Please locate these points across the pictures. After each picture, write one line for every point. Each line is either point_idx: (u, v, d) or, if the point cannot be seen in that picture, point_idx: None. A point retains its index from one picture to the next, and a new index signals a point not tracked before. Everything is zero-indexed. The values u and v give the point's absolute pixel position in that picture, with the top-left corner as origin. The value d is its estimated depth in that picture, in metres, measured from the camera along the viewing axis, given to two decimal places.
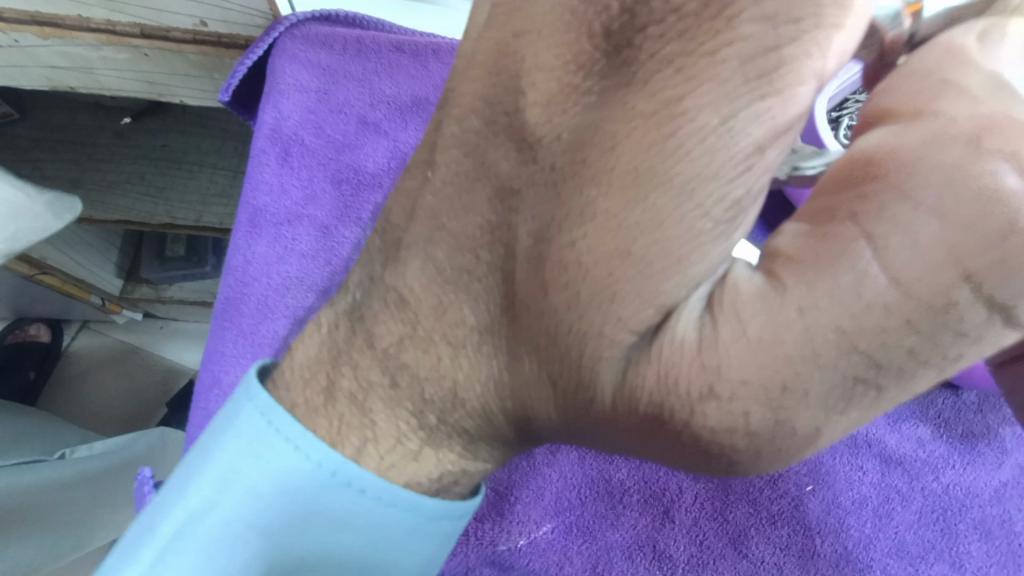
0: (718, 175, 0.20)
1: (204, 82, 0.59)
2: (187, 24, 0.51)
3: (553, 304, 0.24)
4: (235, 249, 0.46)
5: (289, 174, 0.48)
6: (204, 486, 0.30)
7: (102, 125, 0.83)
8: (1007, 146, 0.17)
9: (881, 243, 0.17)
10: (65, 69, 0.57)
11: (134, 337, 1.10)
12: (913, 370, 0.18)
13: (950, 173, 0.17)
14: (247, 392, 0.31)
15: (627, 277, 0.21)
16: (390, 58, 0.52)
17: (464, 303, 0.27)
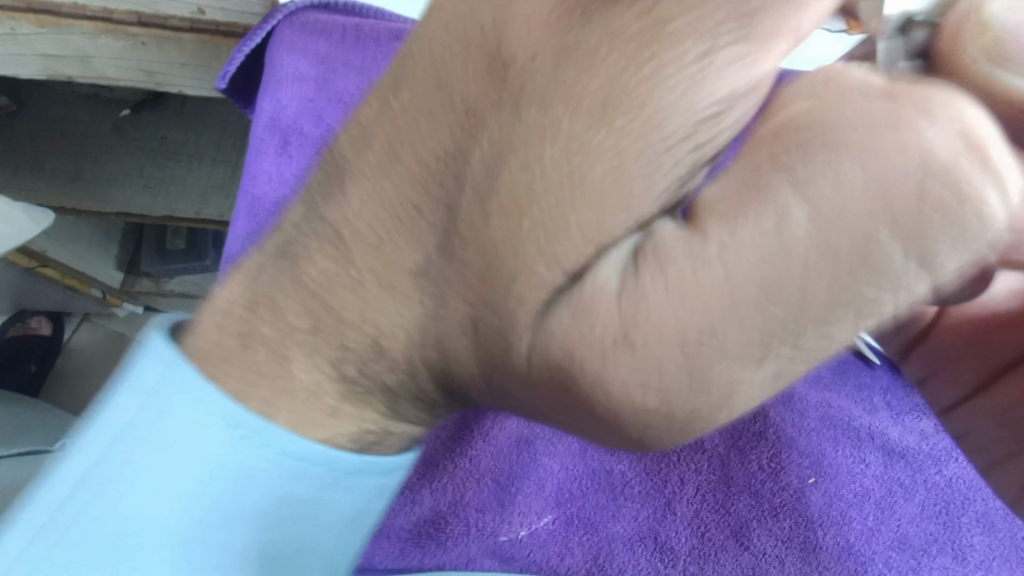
0: (680, 107, 0.17)
1: (201, 71, 0.58)
2: (185, 11, 0.53)
3: (491, 235, 0.21)
4: (234, 239, 0.46)
5: (288, 163, 0.48)
6: (101, 443, 0.28)
7: (98, 118, 0.83)
8: (932, 99, 0.15)
9: (807, 188, 0.15)
10: (62, 57, 0.55)
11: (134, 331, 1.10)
12: (819, 328, 0.16)
13: (891, 119, 0.15)
14: (150, 346, 0.28)
15: (574, 207, 0.19)
16: (389, 46, 0.51)
17: (398, 242, 0.23)
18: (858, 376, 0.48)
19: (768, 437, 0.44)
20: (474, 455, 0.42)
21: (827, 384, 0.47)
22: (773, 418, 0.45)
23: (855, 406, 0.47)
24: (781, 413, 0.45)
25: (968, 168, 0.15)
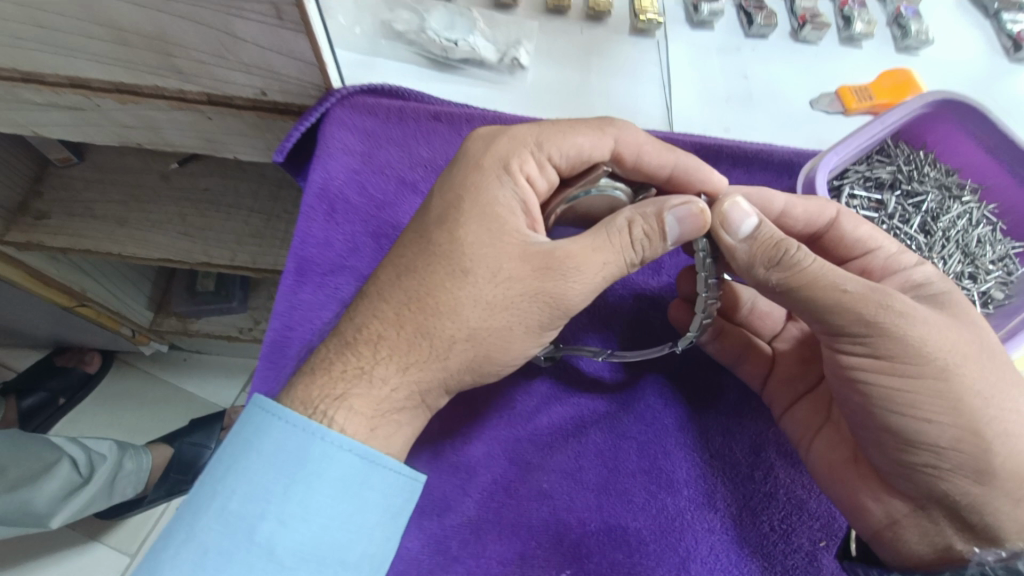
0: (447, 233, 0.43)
1: (257, 141, 0.66)
2: (249, 94, 0.59)
3: (431, 292, 0.42)
4: (279, 295, 0.49)
5: (335, 230, 0.51)
6: (239, 448, 0.39)
7: (150, 170, 0.99)
8: (437, 241, 0.43)
9: (472, 249, 0.43)
10: (135, 128, 0.65)
11: (164, 363, 1.34)
12: (477, 290, 0.42)
13: (453, 247, 0.43)
14: (274, 418, 0.39)
15: (436, 316, 0.42)
16: (427, 126, 0.56)
17: (429, 319, 0.42)
18: None
19: (779, 498, 0.46)
20: (497, 507, 0.44)
21: None
22: (783, 480, 0.46)
23: None
24: (789, 475, 0.47)
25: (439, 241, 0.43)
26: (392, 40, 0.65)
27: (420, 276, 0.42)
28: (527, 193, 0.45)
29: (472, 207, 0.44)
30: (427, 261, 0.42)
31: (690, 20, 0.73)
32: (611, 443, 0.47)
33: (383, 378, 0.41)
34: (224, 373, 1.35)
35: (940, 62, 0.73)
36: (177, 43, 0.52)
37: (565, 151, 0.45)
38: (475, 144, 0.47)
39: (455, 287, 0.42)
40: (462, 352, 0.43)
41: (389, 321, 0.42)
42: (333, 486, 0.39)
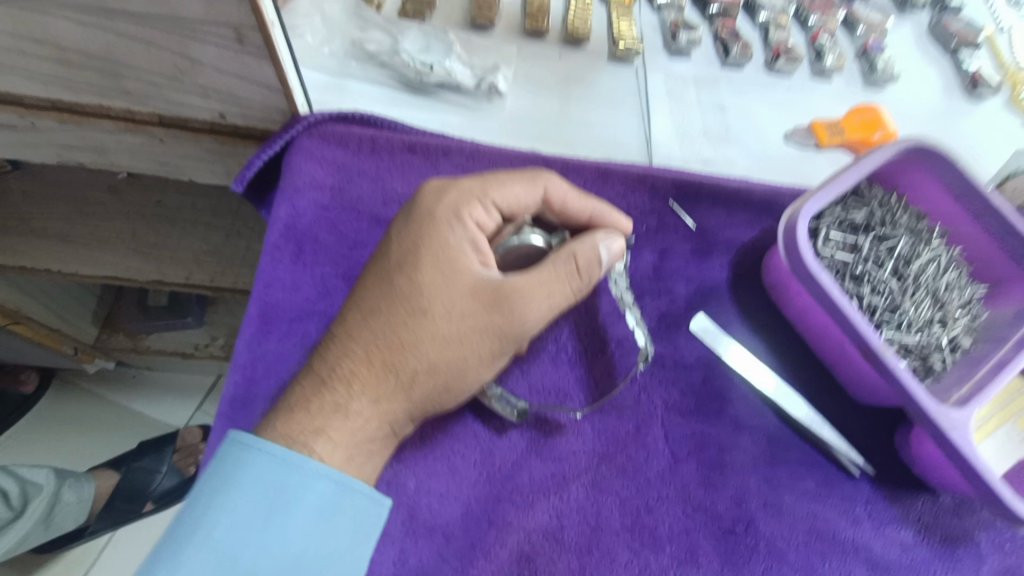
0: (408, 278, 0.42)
1: (215, 166, 0.61)
2: (207, 117, 0.54)
3: (398, 338, 0.41)
4: (241, 343, 0.46)
5: (303, 271, 0.48)
6: (213, 481, 0.36)
7: (95, 181, 0.91)
8: (396, 291, 0.42)
9: (435, 295, 0.42)
10: (76, 148, 0.59)
11: (111, 383, 1.25)
12: (448, 326, 0.41)
13: (415, 296, 0.41)
14: (253, 449, 0.37)
15: (405, 355, 0.41)
16: (402, 159, 0.53)
17: (397, 361, 0.41)
18: (843, 488, 0.48)
19: (761, 551, 0.45)
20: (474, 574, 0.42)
21: (815, 495, 0.48)
22: (764, 532, 0.46)
23: (840, 517, 0.47)
24: (771, 527, 0.46)
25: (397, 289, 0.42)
26: (363, 62, 0.62)
27: (378, 325, 0.41)
28: (476, 236, 0.43)
29: (429, 252, 0.42)
30: (387, 304, 0.41)
31: (668, 48, 0.72)
32: (592, 499, 0.45)
33: (357, 411, 0.40)
34: (176, 393, 1.27)
35: (905, 98, 0.76)
36: (124, 62, 0.47)
37: (512, 194, 0.45)
38: (425, 190, 0.45)
39: (421, 329, 0.41)
40: (424, 386, 0.41)
41: (348, 364, 0.40)
42: (315, 522, 0.37)
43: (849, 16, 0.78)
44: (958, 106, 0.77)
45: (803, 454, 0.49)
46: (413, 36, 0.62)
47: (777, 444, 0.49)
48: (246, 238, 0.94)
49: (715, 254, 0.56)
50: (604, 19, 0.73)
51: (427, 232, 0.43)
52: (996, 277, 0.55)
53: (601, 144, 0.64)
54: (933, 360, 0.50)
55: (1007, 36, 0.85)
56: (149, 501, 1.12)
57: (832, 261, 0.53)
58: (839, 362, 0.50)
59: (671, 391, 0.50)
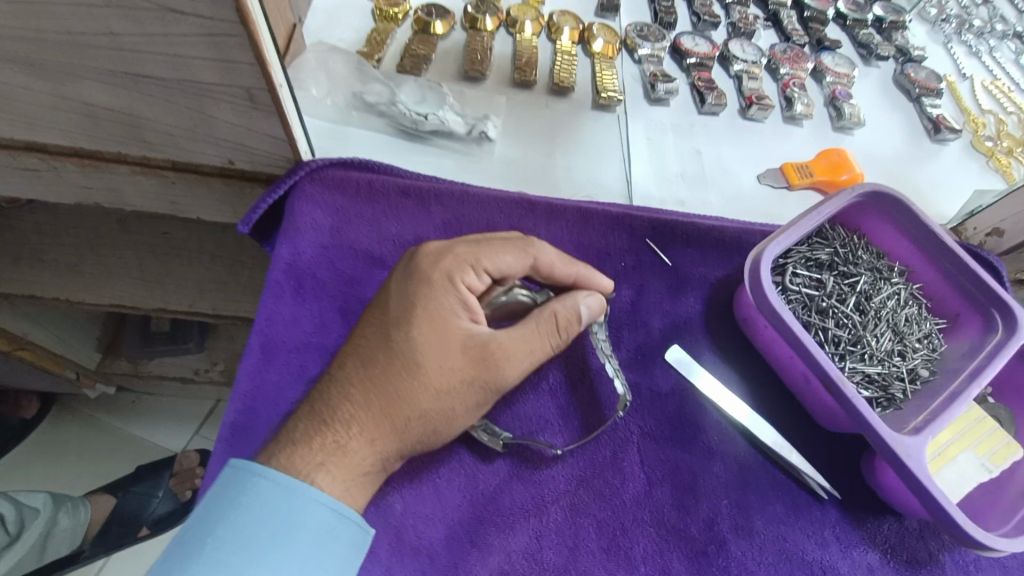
0: (402, 329, 0.45)
1: (223, 205, 0.66)
2: (216, 163, 0.59)
3: (391, 385, 0.44)
4: (242, 374, 0.49)
5: (303, 306, 0.52)
6: (218, 502, 0.40)
7: (106, 215, 0.96)
8: (390, 344, 0.45)
9: (426, 347, 0.45)
10: (94, 189, 0.64)
11: (110, 409, 1.27)
12: (438, 378, 0.45)
13: (407, 349, 0.45)
14: (258, 471, 0.40)
15: (399, 404, 0.44)
16: (397, 202, 0.58)
17: (390, 410, 0.44)
18: (811, 511, 0.51)
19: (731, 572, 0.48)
20: None
21: (784, 519, 0.50)
22: (734, 554, 0.48)
23: (808, 540, 0.50)
24: (741, 549, 0.49)
25: (393, 343, 0.45)
26: (364, 111, 0.67)
27: (374, 375, 0.44)
28: (468, 299, 0.47)
29: (423, 308, 0.46)
30: (385, 357, 0.44)
31: (649, 96, 0.78)
32: (571, 522, 0.48)
33: (356, 449, 0.43)
34: (175, 418, 1.29)
35: (870, 141, 0.81)
36: (144, 116, 0.52)
37: (503, 263, 0.49)
38: (420, 252, 0.49)
39: (415, 379, 0.44)
40: (415, 431, 0.45)
41: (347, 411, 0.43)
42: (312, 537, 0.40)
43: (818, 65, 0.85)
44: (922, 148, 0.82)
45: (772, 479, 0.52)
46: (408, 90, 0.68)
47: (747, 470, 0.52)
48: (248, 267, 0.98)
49: (688, 289, 0.60)
50: (588, 70, 0.79)
51: (422, 289, 0.47)
52: (953, 312, 0.58)
53: (585, 186, 0.69)
54: (893, 391, 0.53)
55: (968, 83, 0.92)
56: (145, 524, 1.12)
57: (799, 296, 0.57)
58: (806, 392, 0.54)
59: (646, 419, 0.53)
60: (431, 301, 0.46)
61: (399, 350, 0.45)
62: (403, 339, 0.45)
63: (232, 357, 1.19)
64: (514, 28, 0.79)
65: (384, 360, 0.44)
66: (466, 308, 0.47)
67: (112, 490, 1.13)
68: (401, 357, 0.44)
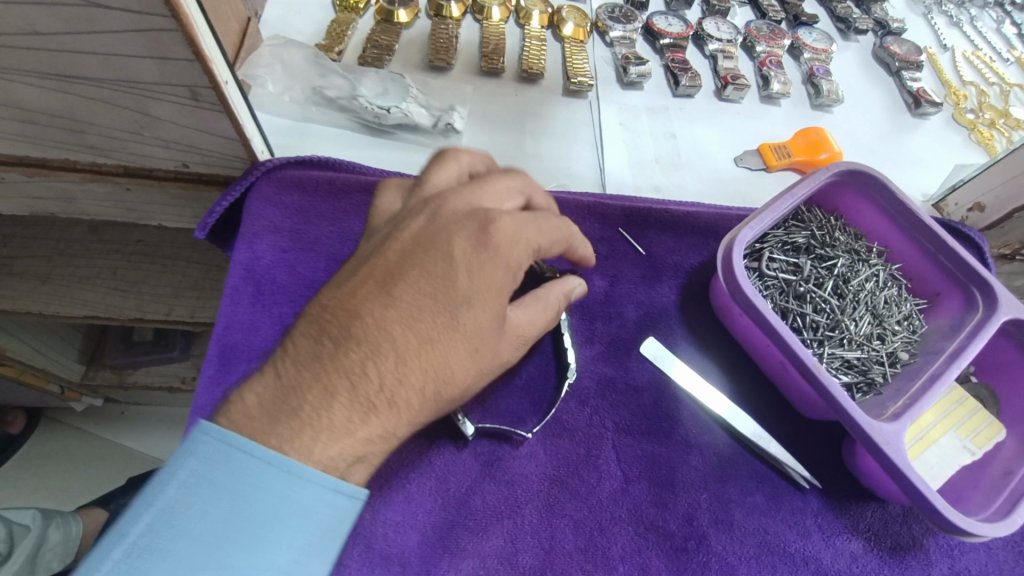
0: (361, 272, 0.44)
1: (183, 210, 0.63)
2: (170, 166, 0.57)
3: (353, 323, 0.41)
4: (202, 386, 0.47)
5: (262, 312, 0.50)
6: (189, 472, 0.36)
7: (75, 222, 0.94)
8: (350, 289, 0.43)
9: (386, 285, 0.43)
10: (46, 199, 0.61)
11: (99, 420, 1.25)
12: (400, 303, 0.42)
13: (367, 290, 0.43)
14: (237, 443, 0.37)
15: (360, 337, 0.41)
16: (359, 200, 0.56)
17: (353, 346, 0.41)
18: (792, 501, 0.50)
19: (712, 567, 0.47)
20: None
21: (765, 510, 0.49)
22: (715, 548, 0.47)
23: (790, 530, 0.49)
24: (722, 543, 0.48)
25: (351, 289, 0.43)
26: (324, 106, 0.64)
27: (329, 328, 0.42)
28: (423, 233, 0.46)
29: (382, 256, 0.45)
30: (345, 301, 0.43)
31: (621, 81, 0.76)
32: (546, 522, 0.46)
33: (315, 403, 0.39)
34: (165, 427, 1.27)
35: (850, 118, 0.79)
36: (86, 121, 0.50)
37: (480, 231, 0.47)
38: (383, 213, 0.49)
39: (375, 307, 0.42)
40: (381, 379, 0.41)
41: (320, 394, 0.40)
42: (298, 513, 0.38)
43: (794, 42, 0.83)
44: (903, 124, 0.80)
45: (752, 469, 0.51)
46: (370, 82, 0.66)
47: (727, 462, 0.51)
48: (226, 272, 0.96)
49: (663, 279, 0.58)
50: (558, 55, 0.76)
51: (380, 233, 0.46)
52: (934, 291, 0.57)
53: (557, 175, 0.67)
54: (873, 375, 0.52)
55: (949, 55, 0.90)
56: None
57: (776, 281, 0.55)
58: (784, 379, 0.53)
59: (622, 413, 0.51)
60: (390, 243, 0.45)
61: (359, 291, 0.43)
62: (365, 283, 0.43)
63: None
64: (481, 14, 0.76)
65: (342, 301, 0.43)
66: (424, 235, 0.45)
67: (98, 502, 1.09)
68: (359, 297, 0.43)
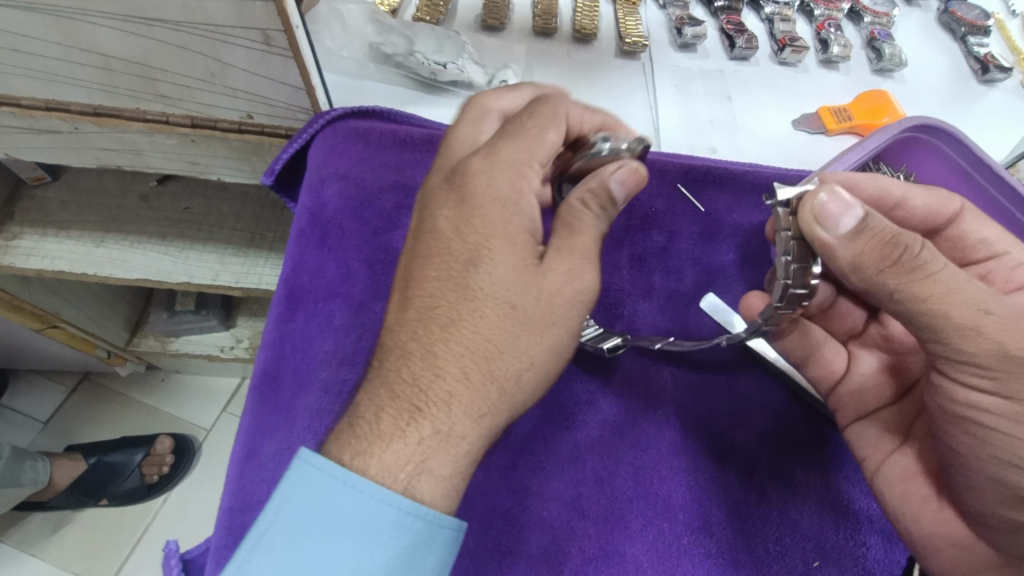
0: (478, 261, 0.41)
1: (243, 164, 0.65)
2: (234, 116, 0.57)
3: (461, 330, 0.40)
4: (272, 323, 0.49)
5: (328, 256, 0.51)
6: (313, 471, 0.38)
7: (128, 189, 0.87)
8: (499, 307, 0.40)
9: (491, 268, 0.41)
10: (115, 151, 0.63)
11: (134, 388, 1.15)
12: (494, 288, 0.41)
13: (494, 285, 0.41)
14: (310, 459, 0.38)
15: (463, 261, 0.41)
16: (420, 150, 0.55)
17: (475, 368, 0.40)
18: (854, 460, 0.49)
19: (773, 520, 0.46)
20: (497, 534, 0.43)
21: (827, 467, 0.48)
22: (776, 501, 0.47)
23: (853, 489, 0.48)
24: (783, 497, 0.47)
25: (499, 288, 0.41)
26: (381, 63, 0.65)
27: (464, 333, 0.40)
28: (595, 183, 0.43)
29: (462, 246, 0.42)
30: (482, 353, 0.40)
31: (675, 43, 0.74)
32: (607, 467, 0.47)
33: (448, 381, 0.39)
34: (195, 396, 1.15)
35: (912, 83, 0.76)
36: (161, 68, 0.51)
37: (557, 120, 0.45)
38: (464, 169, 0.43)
39: (483, 280, 0.41)
40: (493, 322, 0.40)
41: (422, 368, 0.40)
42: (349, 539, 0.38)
43: (854, 6, 0.80)
44: (968, 91, 0.77)
45: (813, 427, 0.50)
46: (425, 38, 0.66)
47: (788, 418, 0.50)
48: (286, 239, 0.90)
49: (720, 237, 0.57)
50: (611, 18, 0.75)
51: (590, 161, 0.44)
52: None
53: None
54: None
55: (1019, 21, 0.85)
56: (107, 496, 1.02)
57: None
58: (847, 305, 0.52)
59: (681, 366, 0.51)
60: (505, 241, 0.41)
61: (461, 320, 0.40)
62: (500, 323, 0.40)
63: (257, 331, 1.07)
64: None
65: (477, 328, 0.40)
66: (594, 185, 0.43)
67: (88, 453, 1.03)
68: (483, 309, 0.40)
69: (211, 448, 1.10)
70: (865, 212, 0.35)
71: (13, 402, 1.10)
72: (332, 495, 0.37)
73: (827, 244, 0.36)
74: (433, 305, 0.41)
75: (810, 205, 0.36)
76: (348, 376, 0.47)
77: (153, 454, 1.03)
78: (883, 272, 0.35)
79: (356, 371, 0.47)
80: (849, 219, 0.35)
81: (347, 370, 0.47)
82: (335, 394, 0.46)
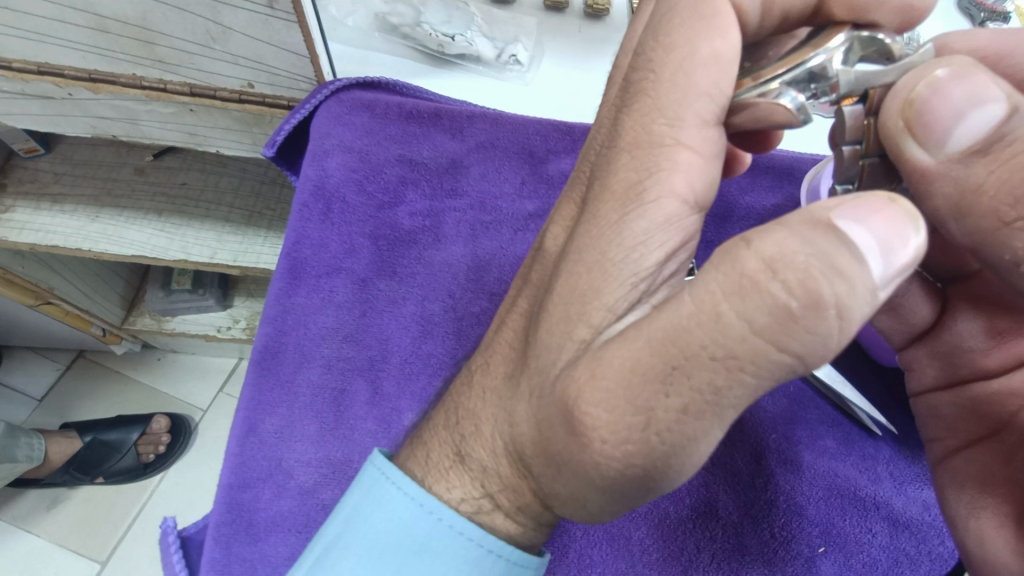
0: (573, 317, 0.28)
1: (244, 136, 0.63)
2: (234, 85, 0.55)
3: (524, 418, 0.31)
4: (273, 297, 0.48)
5: (331, 230, 0.50)
6: (389, 491, 0.34)
7: (122, 163, 0.85)
8: (562, 423, 0.27)
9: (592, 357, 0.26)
10: (111, 119, 0.61)
11: (131, 366, 1.13)
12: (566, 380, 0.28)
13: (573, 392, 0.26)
14: (389, 473, 0.35)
15: (559, 307, 0.29)
16: (428, 122, 0.54)
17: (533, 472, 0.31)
18: (863, 447, 0.48)
19: (779, 505, 0.46)
20: None
21: (836, 453, 0.48)
22: (783, 486, 0.46)
23: (860, 475, 0.47)
24: (790, 482, 0.46)
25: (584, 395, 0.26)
26: (387, 34, 0.63)
27: (538, 430, 0.29)
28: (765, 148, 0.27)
29: (564, 290, 0.29)
30: (544, 462, 0.30)
31: None
32: None
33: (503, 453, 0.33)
34: (192, 376, 1.14)
35: None
36: (160, 30, 0.49)
37: (712, 41, 0.28)
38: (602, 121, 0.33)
39: (558, 372, 0.28)
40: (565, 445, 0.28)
41: (491, 427, 0.33)
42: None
43: None
44: None
45: (821, 412, 0.49)
46: (434, 8, 0.64)
47: (797, 403, 0.50)
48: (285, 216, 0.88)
49: (733, 220, 0.56)
50: None
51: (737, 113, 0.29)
52: None
53: None
54: None
55: None
56: (103, 474, 1.01)
57: None
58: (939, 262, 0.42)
59: None
60: (612, 296, 0.28)
61: (537, 419, 0.29)
62: (566, 447, 0.27)
63: (255, 312, 1.05)
64: None
65: (542, 429, 0.29)
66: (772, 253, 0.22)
67: (82, 431, 1.02)
68: (558, 418, 0.28)
69: (207, 428, 1.09)
70: (1007, 106, 0.24)
71: (8, 378, 1.09)
72: (411, 521, 0.34)
73: (925, 167, 0.26)
74: (533, 373, 0.30)
75: (906, 106, 0.26)
76: (352, 352, 0.46)
77: (149, 432, 1.02)
78: (1012, 225, 0.25)
79: (359, 347, 0.46)
80: (977, 121, 0.25)
81: (350, 346, 0.46)
82: (338, 369, 0.46)
